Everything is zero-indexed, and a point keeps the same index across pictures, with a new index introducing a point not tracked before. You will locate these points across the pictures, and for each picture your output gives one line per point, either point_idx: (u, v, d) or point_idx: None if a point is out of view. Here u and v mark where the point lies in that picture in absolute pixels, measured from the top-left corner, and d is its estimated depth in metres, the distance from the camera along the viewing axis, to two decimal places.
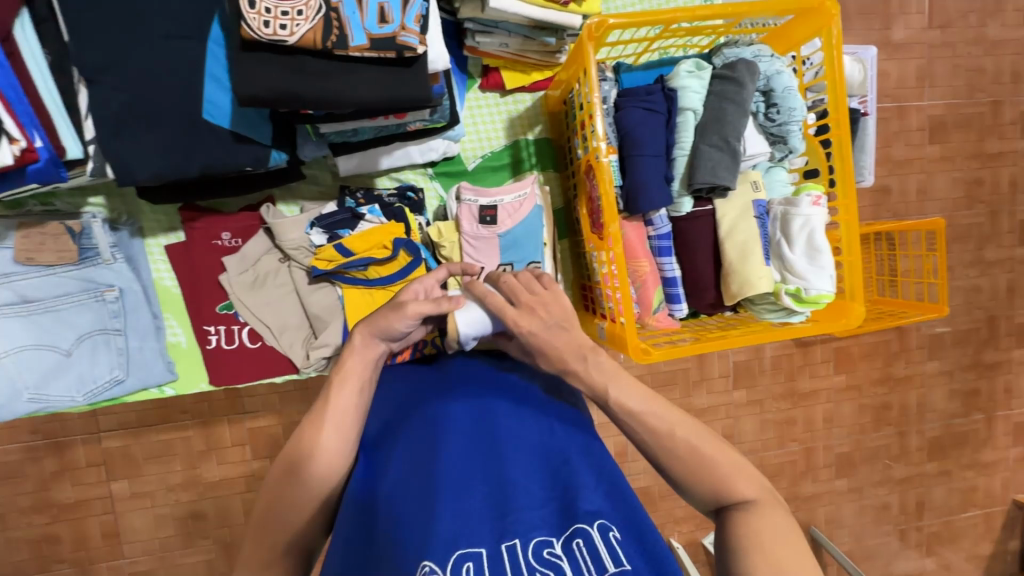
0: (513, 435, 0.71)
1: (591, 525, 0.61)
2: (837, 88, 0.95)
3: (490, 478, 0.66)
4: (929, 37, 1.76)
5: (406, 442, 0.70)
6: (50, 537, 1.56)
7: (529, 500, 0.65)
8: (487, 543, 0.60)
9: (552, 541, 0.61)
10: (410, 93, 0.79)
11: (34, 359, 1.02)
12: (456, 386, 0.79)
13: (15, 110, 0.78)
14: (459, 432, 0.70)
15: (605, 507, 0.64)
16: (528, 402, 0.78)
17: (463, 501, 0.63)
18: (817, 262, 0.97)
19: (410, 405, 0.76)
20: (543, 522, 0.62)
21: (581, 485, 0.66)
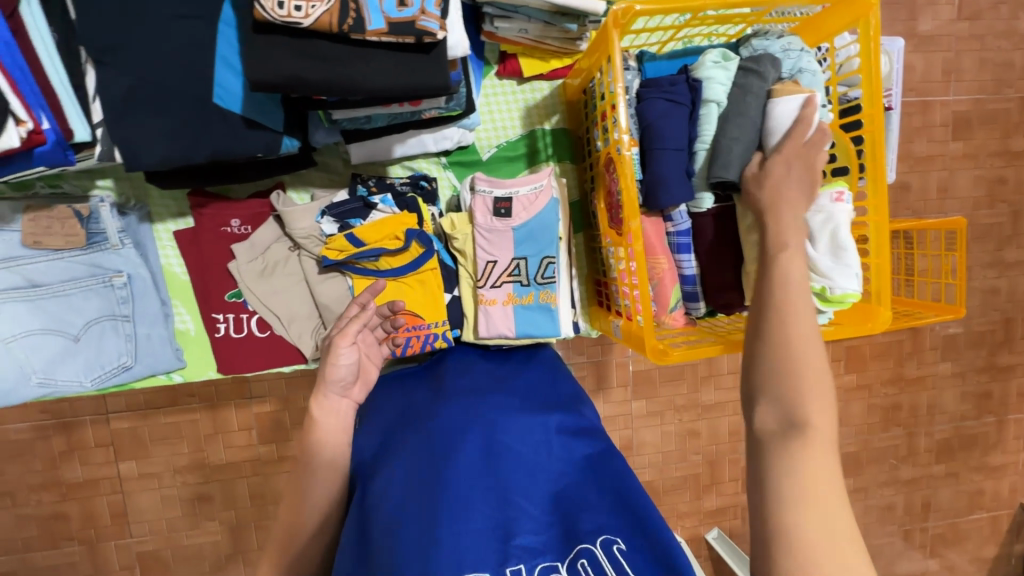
0: (514, 461, 0.75)
1: (595, 544, 0.64)
2: (871, 81, 0.91)
3: (493, 499, 0.70)
4: (957, 29, 1.70)
5: (412, 471, 0.75)
6: (59, 515, 1.57)
7: (533, 523, 0.67)
8: (490, 567, 0.63)
9: (557, 564, 0.63)
10: (427, 81, 0.75)
11: (43, 343, 1.02)
12: (460, 415, 0.83)
13: (22, 91, 0.78)
14: (460, 459, 0.74)
15: (608, 523, 0.67)
16: (529, 428, 0.81)
17: (467, 524, 0.66)
18: (842, 260, 0.92)
19: (417, 437, 0.81)
20: (547, 545, 0.65)
21: (584, 508, 0.69)
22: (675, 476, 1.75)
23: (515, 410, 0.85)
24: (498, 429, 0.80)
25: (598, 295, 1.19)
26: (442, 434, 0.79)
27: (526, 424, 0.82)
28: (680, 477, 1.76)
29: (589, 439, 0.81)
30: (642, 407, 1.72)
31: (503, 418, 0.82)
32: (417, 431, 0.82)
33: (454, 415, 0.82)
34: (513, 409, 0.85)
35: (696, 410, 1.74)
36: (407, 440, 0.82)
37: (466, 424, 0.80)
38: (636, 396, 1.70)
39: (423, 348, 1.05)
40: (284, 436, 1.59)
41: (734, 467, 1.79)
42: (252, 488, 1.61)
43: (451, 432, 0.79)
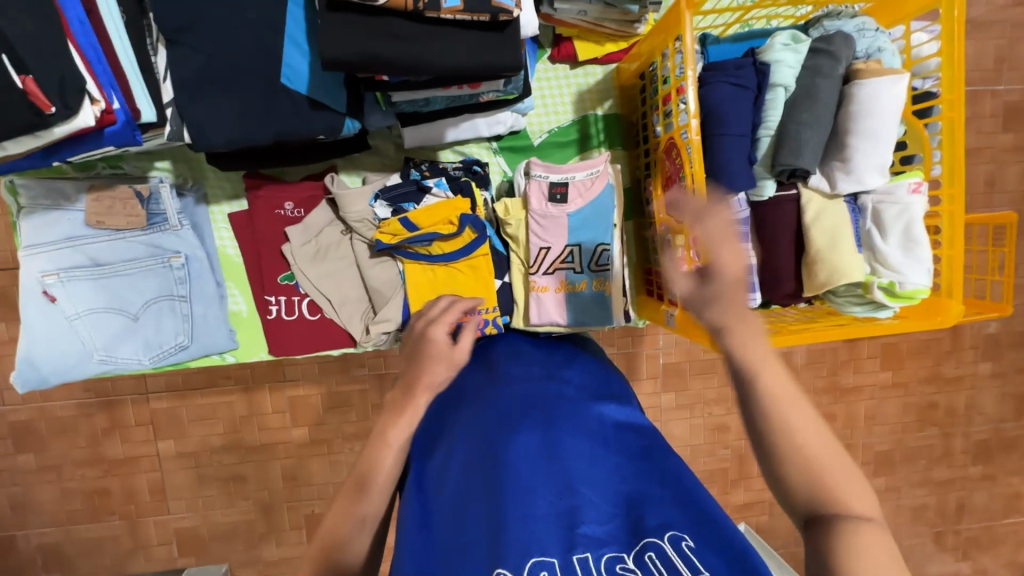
0: (574, 450, 0.72)
1: (662, 538, 0.59)
2: (955, 65, 0.87)
3: (553, 484, 0.66)
4: (1012, 15, 1.63)
5: (469, 456, 0.73)
6: (102, 490, 1.62)
7: (597, 512, 0.63)
8: (558, 553, 0.58)
9: (624, 555, 0.58)
10: (499, 60, 0.75)
11: (105, 321, 1.04)
12: (515, 403, 0.80)
13: (95, 71, 0.79)
14: (519, 443, 0.72)
15: (674, 519, 0.62)
16: (585, 419, 0.78)
17: (529, 505, 0.63)
18: (914, 254, 0.90)
19: (472, 422, 0.79)
20: (612, 536, 0.60)
21: (649, 501, 0.64)
22: (703, 470, 1.73)
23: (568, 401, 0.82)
24: (555, 419, 0.77)
25: (646, 284, 1.18)
26: (498, 421, 0.77)
27: (582, 416, 0.79)
28: (709, 472, 1.74)
29: (645, 435, 0.77)
30: (671, 400, 1.70)
31: (558, 408, 0.79)
32: (471, 416, 0.80)
33: (508, 403, 0.80)
34: (566, 399, 0.82)
35: (726, 405, 1.71)
36: (459, 423, 0.79)
37: (521, 411, 0.78)
38: (666, 389, 1.69)
39: None
40: (316, 420, 1.61)
41: None
42: (284, 470, 1.64)
43: (507, 419, 0.77)
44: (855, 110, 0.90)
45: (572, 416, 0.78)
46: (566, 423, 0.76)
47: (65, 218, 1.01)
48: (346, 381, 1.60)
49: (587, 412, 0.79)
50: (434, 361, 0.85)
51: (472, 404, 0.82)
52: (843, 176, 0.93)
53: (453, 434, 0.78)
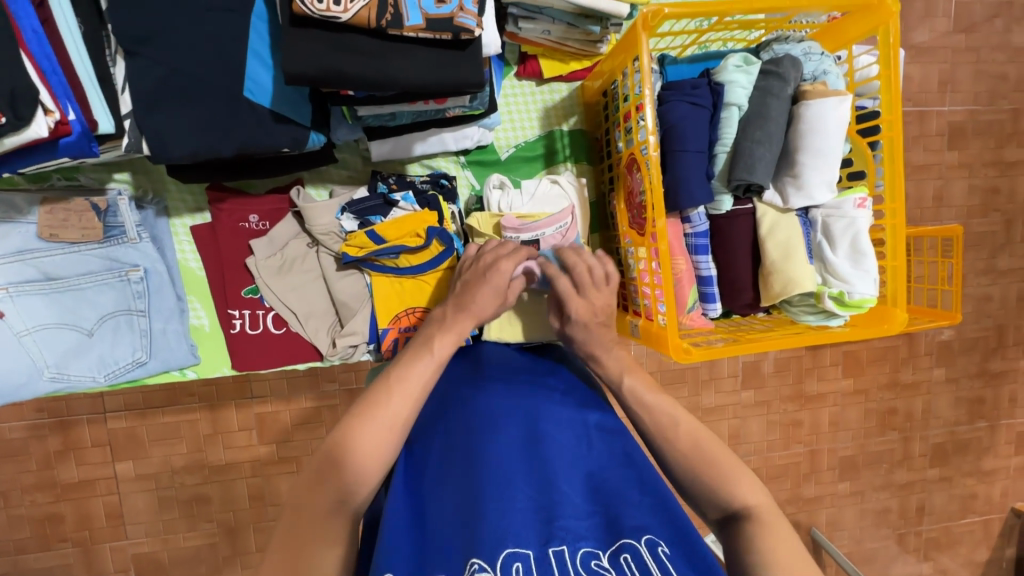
0: (557, 450, 0.72)
1: (639, 541, 0.60)
2: (892, 88, 0.92)
3: (534, 481, 0.67)
4: (953, 41, 1.74)
5: (452, 448, 0.73)
6: (53, 516, 1.54)
7: (576, 509, 0.64)
8: (533, 545, 0.59)
9: (599, 551, 0.59)
10: (461, 76, 0.76)
11: (56, 337, 1.00)
12: (498, 400, 0.80)
13: (49, 81, 0.77)
14: (501, 441, 0.72)
15: (652, 523, 0.63)
16: (569, 423, 0.78)
17: (508, 501, 0.64)
18: (861, 265, 0.95)
19: (453, 415, 0.78)
20: (590, 532, 0.62)
21: (626, 502, 0.65)
22: None
23: (555, 402, 0.82)
24: (539, 419, 0.77)
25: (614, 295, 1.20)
26: (483, 414, 0.77)
27: (568, 417, 0.79)
28: None
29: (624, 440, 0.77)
30: None
31: (544, 408, 0.79)
32: (455, 408, 0.79)
33: (492, 400, 0.80)
34: (553, 400, 0.82)
35: (696, 413, 1.78)
36: (443, 416, 0.79)
37: (506, 409, 0.78)
38: None
39: None
40: (286, 437, 1.58)
41: None
42: (250, 489, 1.59)
43: (490, 413, 0.77)
44: (802, 129, 0.95)
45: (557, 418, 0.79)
46: (552, 425, 0.76)
47: (16, 231, 0.97)
48: (315, 397, 1.57)
49: (575, 413, 0.80)
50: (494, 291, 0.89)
51: (455, 399, 0.82)
52: (794, 191, 0.98)
53: (434, 427, 0.78)
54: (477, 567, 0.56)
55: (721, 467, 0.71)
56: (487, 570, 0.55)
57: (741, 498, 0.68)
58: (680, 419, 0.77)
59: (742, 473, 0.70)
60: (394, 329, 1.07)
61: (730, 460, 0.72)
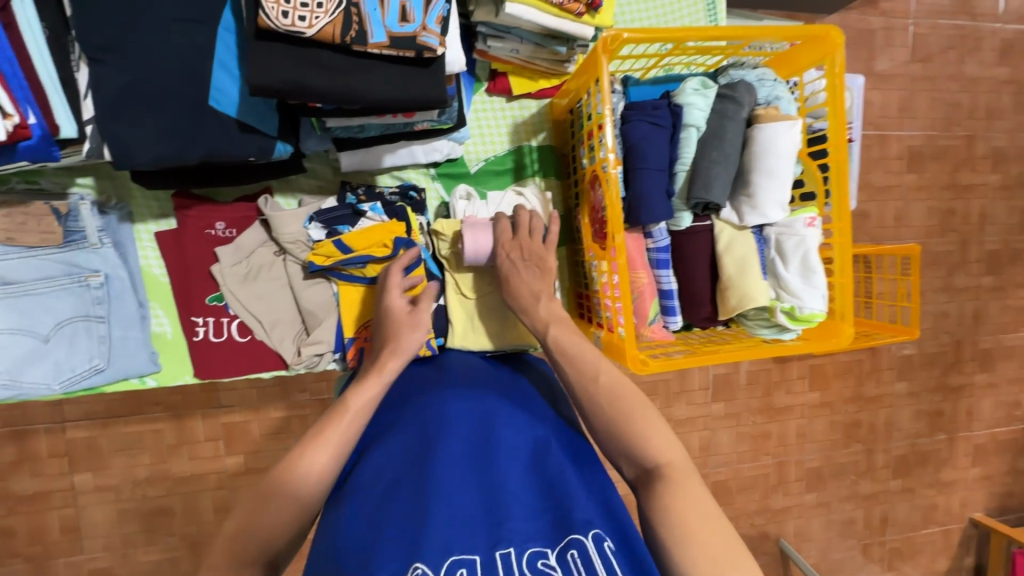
0: (509, 456, 0.74)
1: (586, 536, 0.62)
2: (838, 114, 0.98)
3: (485, 485, 0.69)
4: (911, 70, 1.83)
5: (404, 459, 0.74)
6: (5, 530, 1.48)
7: (525, 513, 0.66)
8: (481, 550, 0.61)
9: (547, 551, 0.61)
10: (424, 93, 0.78)
11: (10, 344, 0.98)
12: (455, 406, 0.82)
13: (10, 85, 0.77)
14: (457, 446, 0.74)
15: (599, 519, 0.65)
16: (525, 427, 0.80)
17: (457, 506, 0.65)
18: (811, 281, 0.99)
19: (411, 422, 0.80)
20: (538, 533, 0.64)
21: (576, 501, 0.67)
22: None
23: (511, 407, 0.84)
24: (496, 423, 0.79)
25: (579, 307, 1.23)
26: (437, 422, 0.78)
27: (523, 423, 0.81)
28: None
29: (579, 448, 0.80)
30: None
31: (501, 412, 0.82)
32: (413, 416, 0.81)
33: (447, 409, 0.81)
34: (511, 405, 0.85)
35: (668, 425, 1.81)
36: (403, 423, 0.81)
37: (461, 417, 0.80)
38: None
39: None
40: (255, 447, 1.56)
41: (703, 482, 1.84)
42: (216, 502, 1.56)
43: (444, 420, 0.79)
44: (755, 151, 0.99)
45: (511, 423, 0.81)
46: (508, 428, 0.79)
47: None
48: (285, 407, 1.56)
49: (530, 420, 0.82)
50: (406, 326, 0.91)
51: (415, 408, 0.84)
52: (749, 210, 1.02)
53: (392, 435, 0.79)
54: (420, 571, 0.57)
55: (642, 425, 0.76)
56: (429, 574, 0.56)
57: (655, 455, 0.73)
58: (604, 371, 0.82)
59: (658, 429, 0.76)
60: (361, 339, 1.08)
61: (653, 420, 0.77)
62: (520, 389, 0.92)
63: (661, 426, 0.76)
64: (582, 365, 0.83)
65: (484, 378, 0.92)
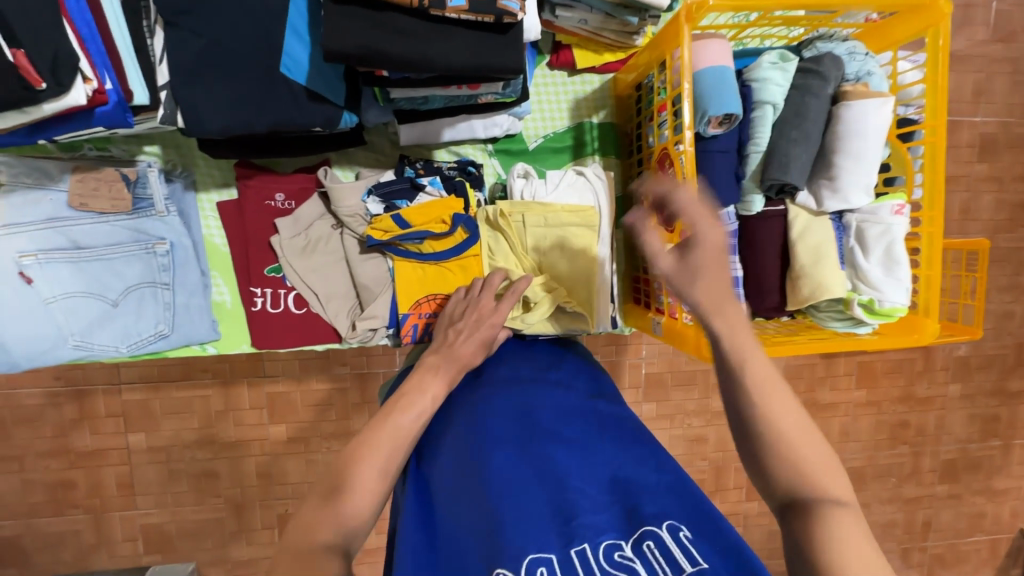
0: (564, 449, 0.71)
1: (660, 527, 0.58)
2: (938, 92, 0.90)
3: (548, 479, 0.66)
4: (991, 50, 1.69)
5: (460, 468, 0.71)
6: (66, 482, 1.56)
7: (593, 505, 0.63)
8: (555, 548, 0.57)
9: (621, 543, 0.57)
10: (501, 60, 0.75)
11: (83, 306, 1.01)
12: (500, 406, 0.80)
13: (88, 49, 0.77)
14: (505, 444, 0.71)
15: (670, 509, 0.61)
16: (574, 420, 0.78)
17: (524, 504, 0.62)
18: (893, 273, 0.93)
19: (459, 424, 0.79)
20: (609, 525, 0.60)
21: (644, 493, 0.63)
22: None
23: (557, 401, 0.82)
24: (544, 419, 0.77)
25: (634, 292, 1.20)
26: (484, 425, 0.76)
27: (574, 418, 0.78)
28: None
29: (634, 430, 0.77)
30: (652, 410, 1.73)
31: (547, 409, 0.79)
32: (460, 420, 0.79)
33: (494, 408, 0.79)
34: (557, 400, 0.82)
35: (706, 415, 1.76)
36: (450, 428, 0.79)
37: (504, 418, 0.77)
38: (648, 398, 1.72)
39: None
40: (295, 418, 1.59)
41: (739, 475, 1.81)
42: (259, 467, 1.60)
43: (488, 424, 0.76)
44: (840, 130, 0.92)
45: (561, 421, 0.78)
46: (556, 422, 0.76)
47: (47, 199, 0.99)
48: (325, 379, 1.58)
49: (576, 414, 0.79)
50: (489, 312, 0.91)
51: (463, 412, 0.81)
52: (829, 194, 0.96)
53: (441, 443, 0.77)
54: None
55: (795, 443, 0.54)
56: None
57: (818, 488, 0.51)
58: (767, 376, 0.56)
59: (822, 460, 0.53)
60: (415, 315, 1.07)
61: (805, 433, 0.55)
62: (561, 382, 0.88)
63: (815, 438, 0.54)
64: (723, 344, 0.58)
65: (526, 376, 0.90)
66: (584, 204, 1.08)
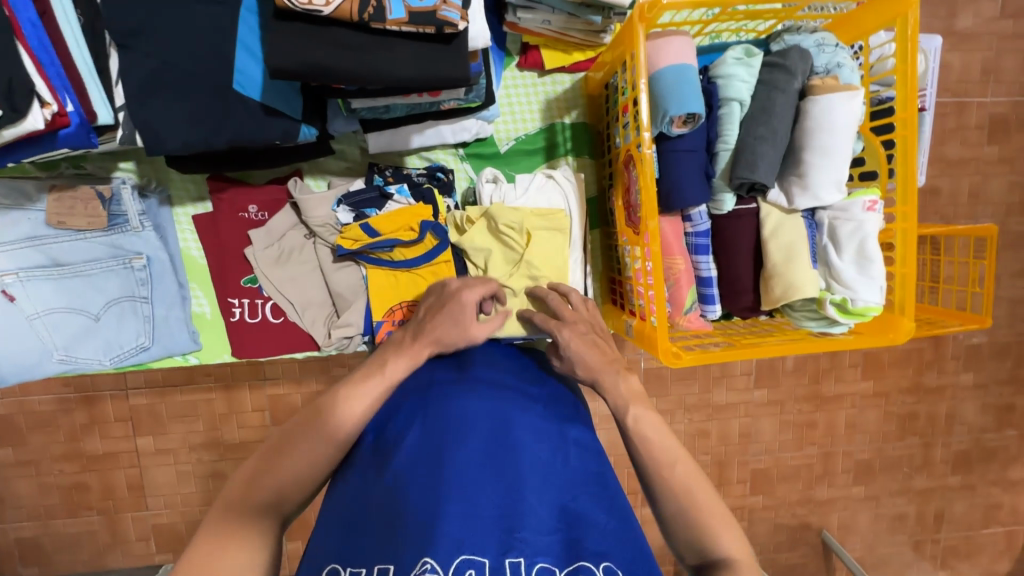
0: (529, 460, 0.74)
1: (595, 566, 0.62)
2: (908, 83, 0.87)
3: (503, 489, 0.69)
4: (1000, 27, 1.63)
5: (419, 448, 0.73)
6: (79, 485, 1.62)
7: (539, 523, 0.66)
8: (490, 554, 0.62)
9: (554, 570, 0.61)
10: (447, 71, 0.75)
11: (66, 322, 1.04)
12: (476, 399, 0.82)
13: (47, 73, 0.79)
14: (470, 442, 0.74)
15: (612, 549, 0.64)
16: (546, 433, 0.79)
17: (471, 506, 0.66)
18: (867, 271, 0.91)
19: (429, 405, 0.80)
20: (548, 548, 0.64)
21: (590, 527, 0.66)
22: None
23: (534, 410, 0.83)
24: (518, 424, 0.78)
25: (612, 294, 1.18)
26: (454, 414, 0.78)
27: (547, 431, 0.80)
28: None
29: (598, 459, 0.79)
30: None
31: (523, 415, 0.81)
32: (432, 401, 0.81)
33: (468, 399, 0.81)
34: (534, 408, 0.84)
35: (708, 410, 1.74)
36: (421, 406, 0.81)
37: (478, 414, 0.79)
38: None
39: None
40: None
41: (742, 469, 1.81)
42: None
43: (463, 418, 0.78)
44: (809, 126, 0.90)
45: (535, 430, 0.79)
46: (528, 431, 0.78)
47: (25, 218, 1.01)
48: (324, 381, 1.60)
49: (552, 428, 0.81)
50: (462, 330, 0.91)
51: (434, 397, 0.82)
52: (799, 192, 0.93)
53: (409, 417, 0.79)
54: (427, 567, 0.59)
55: (708, 516, 0.69)
56: (437, 572, 0.59)
57: (725, 552, 0.66)
58: (680, 460, 0.73)
59: (730, 528, 0.68)
60: (389, 322, 1.07)
61: (720, 509, 0.70)
62: (540, 396, 0.89)
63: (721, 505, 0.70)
64: (637, 439, 0.76)
65: (501, 374, 0.90)
66: (554, 208, 1.07)
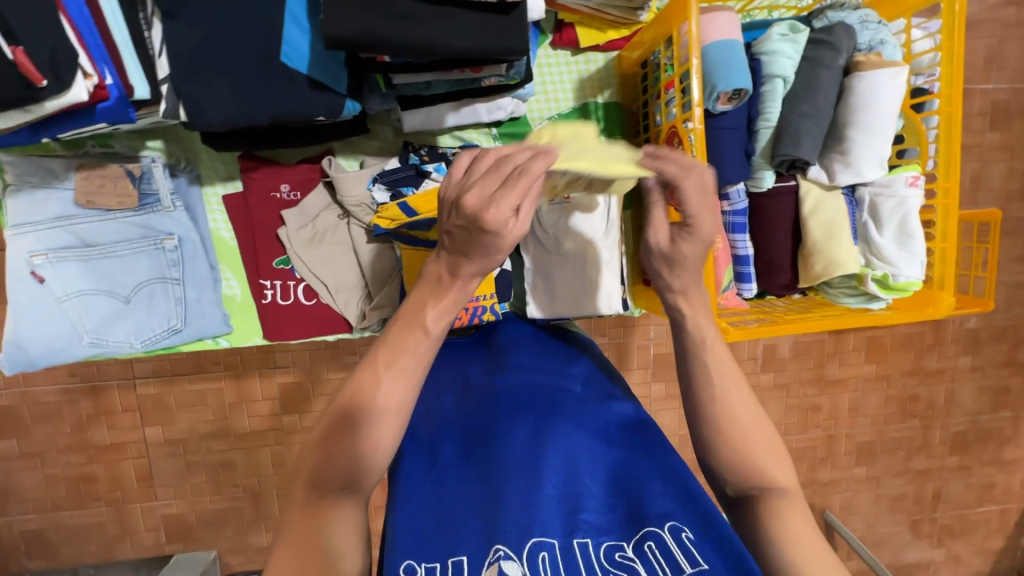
0: (578, 441, 0.72)
1: (663, 528, 0.60)
2: (953, 59, 0.88)
3: (558, 472, 0.68)
4: (1003, 14, 1.64)
5: (469, 447, 0.73)
6: (86, 476, 1.59)
7: (598, 502, 0.65)
8: (558, 534, 0.60)
9: (623, 543, 0.60)
10: (504, 43, 0.74)
11: (96, 304, 1.02)
12: (516, 390, 0.81)
13: (86, 44, 0.77)
14: (517, 431, 0.73)
15: (674, 509, 0.63)
16: (590, 413, 0.78)
17: (531, 492, 0.65)
18: (908, 247, 0.92)
19: (471, 401, 0.80)
20: (612, 524, 0.62)
21: (649, 492, 0.65)
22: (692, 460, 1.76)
23: (575, 392, 0.82)
24: (561, 408, 0.78)
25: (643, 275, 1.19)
26: (497, 409, 0.77)
27: (590, 411, 0.79)
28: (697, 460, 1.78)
29: (647, 428, 0.77)
30: (661, 390, 1.66)
31: (565, 399, 0.80)
32: (474, 398, 0.81)
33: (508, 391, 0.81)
34: (574, 391, 0.83)
35: None
36: (463, 402, 0.80)
37: (521, 403, 0.78)
38: (656, 378, 1.65)
39: (470, 320, 1.05)
40: (306, 407, 1.60)
41: None
42: (274, 457, 1.63)
43: (506, 409, 0.77)
44: (854, 102, 0.90)
45: (578, 412, 0.78)
46: (571, 413, 0.77)
47: (53, 197, 0.98)
48: (336, 368, 1.59)
49: (595, 406, 0.80)
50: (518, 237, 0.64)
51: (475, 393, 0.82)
52: (841, 168, 0.94)
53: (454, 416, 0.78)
54: (502, 554, 0.58)
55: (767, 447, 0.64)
56: (511, 558, 0.57)
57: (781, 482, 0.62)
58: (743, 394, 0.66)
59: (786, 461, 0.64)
60: None
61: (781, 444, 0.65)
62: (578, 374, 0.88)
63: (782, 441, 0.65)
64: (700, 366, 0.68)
65: (538, 359, 0.90)
66: None
